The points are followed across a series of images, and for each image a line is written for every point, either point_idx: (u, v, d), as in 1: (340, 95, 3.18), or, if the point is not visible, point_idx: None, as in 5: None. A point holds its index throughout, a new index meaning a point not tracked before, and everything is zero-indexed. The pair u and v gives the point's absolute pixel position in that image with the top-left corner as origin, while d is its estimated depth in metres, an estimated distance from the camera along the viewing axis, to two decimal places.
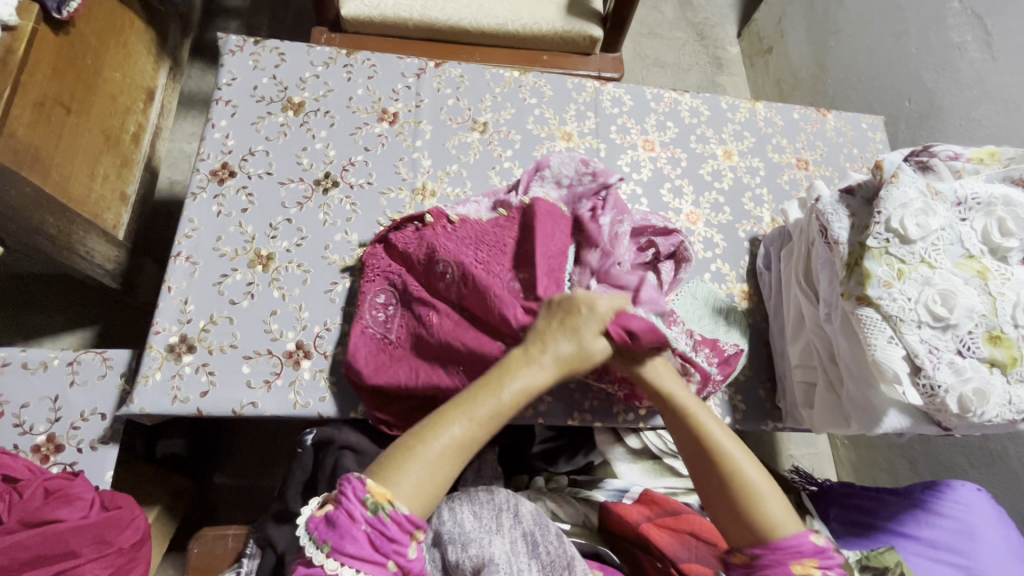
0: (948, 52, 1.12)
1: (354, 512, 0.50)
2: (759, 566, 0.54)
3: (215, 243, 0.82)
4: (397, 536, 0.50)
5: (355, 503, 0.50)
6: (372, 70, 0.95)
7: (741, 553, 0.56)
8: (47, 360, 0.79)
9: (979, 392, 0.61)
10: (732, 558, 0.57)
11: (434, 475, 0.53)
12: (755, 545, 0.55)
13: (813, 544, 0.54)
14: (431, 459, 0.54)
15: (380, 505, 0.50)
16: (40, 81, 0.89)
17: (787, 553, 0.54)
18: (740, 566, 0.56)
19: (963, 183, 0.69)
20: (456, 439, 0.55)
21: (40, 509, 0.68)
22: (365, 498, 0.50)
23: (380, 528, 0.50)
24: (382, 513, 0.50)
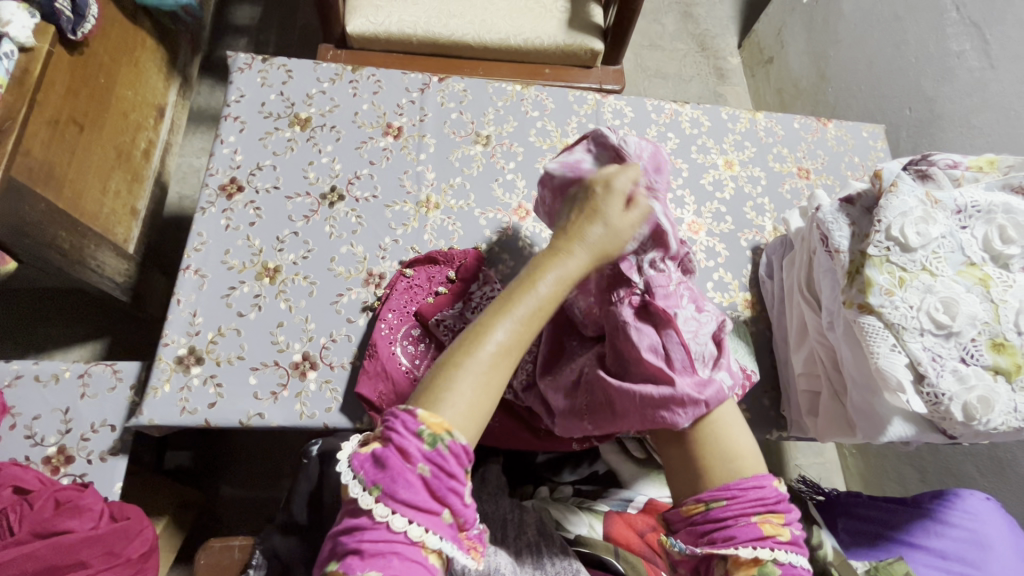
0: (948, 61, 1.12)
1: (409, 450, 0.45)
2: (721, 522, 0.55)
3: (223, 256, 0.83)
4: (456, 472, 0.46)
5: (410, 439, 0.46)
6: (377, 85, 0.97)
7: (697, 501, 0.57)
8: (58, 372, 0.81)
9: (984, 400, 0.61)
10: (686, 511, 0.58)
11: (486, 387, 0.49)
12: (716, 494, 0.57)
13: (774, 491, 0.57)
14: (481, 372, 0.49)
15: (438, 437, 0.46)
16: (55, 99, 0.91)
17: (749, 504, 0.55)
18: (699, 518, 0.57)
19: (962, 192, 0.69)
20: (503, 344, 0.50)
21: (50, 520, 0.68)
22: (419, 430, 0.46)
23: (437, 466, 0.46)
24: (441, 445, 0.46)
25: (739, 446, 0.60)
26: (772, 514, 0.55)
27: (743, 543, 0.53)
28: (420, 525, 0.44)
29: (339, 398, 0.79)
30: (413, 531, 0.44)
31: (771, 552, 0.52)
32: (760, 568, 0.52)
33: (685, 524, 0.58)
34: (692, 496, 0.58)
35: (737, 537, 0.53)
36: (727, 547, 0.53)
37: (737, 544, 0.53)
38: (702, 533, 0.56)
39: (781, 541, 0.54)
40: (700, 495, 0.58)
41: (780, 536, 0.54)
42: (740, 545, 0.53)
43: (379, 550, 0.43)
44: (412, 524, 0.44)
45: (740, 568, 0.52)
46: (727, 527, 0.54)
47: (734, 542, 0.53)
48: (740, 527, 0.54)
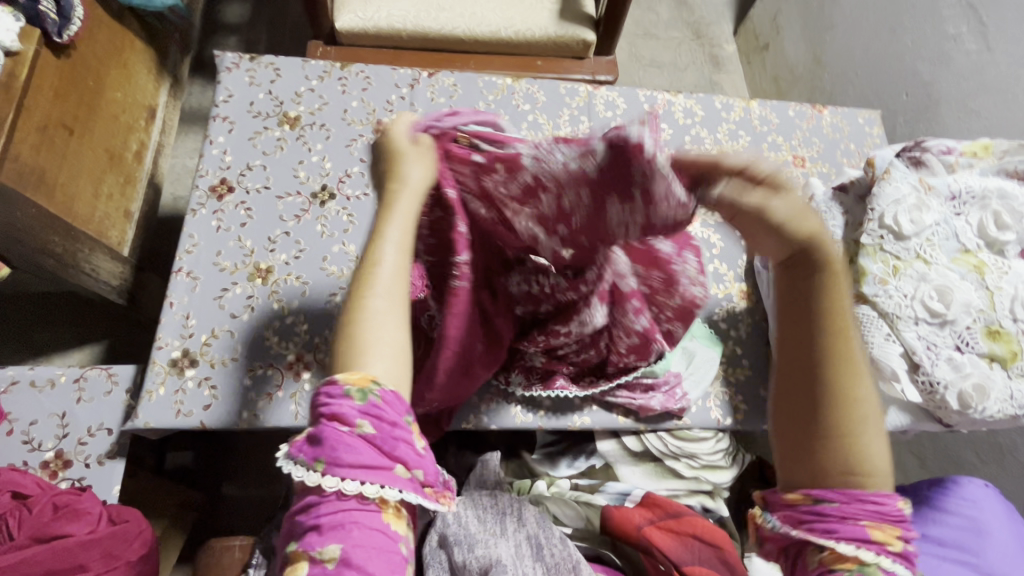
0: (944, 44, 1.11)
1: (345, 412, 0.39)
2: (822, 514, 0.43)
3: (215, 258, 0.83)
4: (397, 418, 0.40)
5: (337, 402, 0.39)
6: (366, 82, 0.96)
7: (804, 493, 0.44)
8: (54, 378, 0.81)
9: (979, 388, 0.61)
10: (786, 496, 0.45)
11: (396, 337, 0.43)
12: (827, 487, 0.43)
13: (897, 510, 0.43)
14: (380, 316, 0.43)
15: (366, 390, 0.40)
16: (44, 103, 0.91)
17: (862, 508, 0.42)
18: (795, 507, 0.45)
19: (956, 178, 0.68)
20: (393, 275, 0.44)
21: (49, 524, 0.69)
22: (345, 391, 0.40)
23: (378, 417, 0.40)
24: (372, 397, 0.40)
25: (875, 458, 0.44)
26: (888, 521, 0.43)
27: (846, 540, 0.42)
28: (374, 483, 0.39)
29: None
30: (367, 490, 0.39)
31: (875, 555, 0.41)
32: (857, 565, 0.41)
33: (782, 506, 0.46)
34: (796, 485, 0.45)
35: (838, 533, 0.42)
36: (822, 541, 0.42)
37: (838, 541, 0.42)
38: (797, 521, 0.44)
39: (892, 552, 0.42)
40: (806, 486, 0.45)
41: (892, 546, 0.42)
42: (841, 541, 0.42)
43: (338, 521, 0.38)
44: (367, 484, 0.39)
45: (835, 562, 0.42)
46: (826, 521, 0.43)
47: (835, 538, 0.42)
48: (848, 526, 0.42)
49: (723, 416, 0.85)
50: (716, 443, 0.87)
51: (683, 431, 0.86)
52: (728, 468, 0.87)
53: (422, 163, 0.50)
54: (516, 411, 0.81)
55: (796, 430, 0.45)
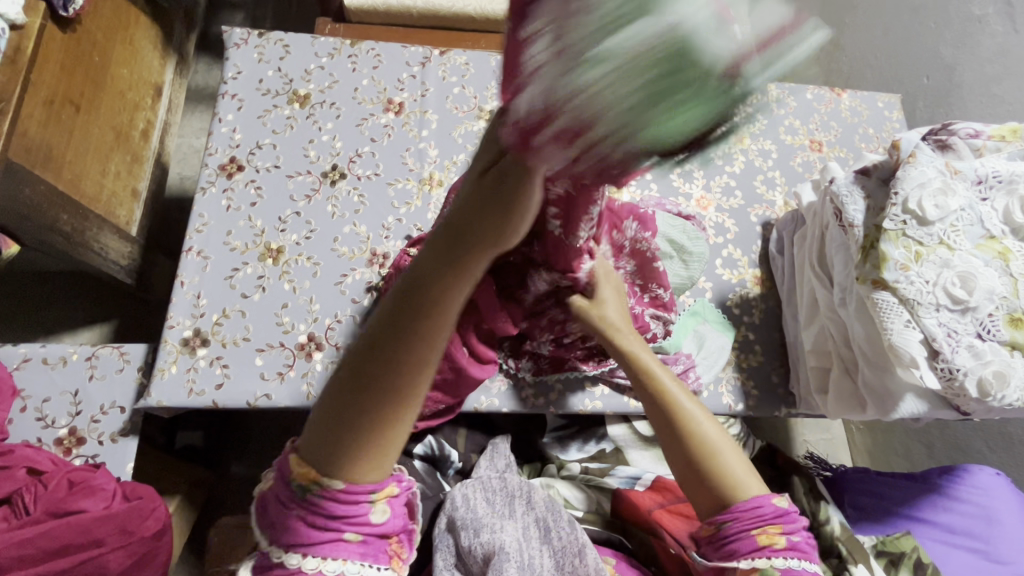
0: (968, 27, 1.06)
1: (287, 502, 0.43)
2: (726, 536, 0.52)
3: (225, 237, 0.82)
4: (337, 507, 0.42)
5: (281, 488, 0.44)
6: (377, 60, 0.95)
7: (710, 523, 0.54)
8: (66, 355, 0.81)
9: (999, 375, 0.60)
10: (702, 528, 0.55)
11: (345, 430, 0.40)
12: (727, 513, 0.53)
13: (774, 509, 0.53)
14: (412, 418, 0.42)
15: (307, 485, 0.42)
16: (50, 78, 0.89)
17: (750, 521, 0.52)
18: (710, 535, 0.54)
19: (983, 161, 0.67)
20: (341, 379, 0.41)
21: (64, 500, 0.69)
22: (289, 480, 0.43)
23: (315, 506, 0.43)
24: (313, 491, 0.42)
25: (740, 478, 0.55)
26: (769, 524, 0.52)
27: (745, 555, 0.51)
28: (316, 557, 0.43)
29: None
30: (309, 564, 0.43)
31: (767, 559, 0.50)
32: (760, 573, 0.50)
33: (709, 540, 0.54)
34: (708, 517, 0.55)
35: (739, 550, 0.51)
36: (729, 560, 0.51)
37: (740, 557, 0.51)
38: (713, 548, 0.53)
39: (778, 551, 0.51)
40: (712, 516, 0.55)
41: (777, 545, 0.51)
42: (741, 558, 0.51)
43: None
44: (309, 557, 0.43)
45: (742, 574, 0.51)
46: (731, 542, 0.52)
47: (737, 556, 0.51)
48: (742, 541, 0.51)
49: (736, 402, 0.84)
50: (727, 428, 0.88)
51: None
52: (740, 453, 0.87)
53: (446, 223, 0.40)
54: (528, 394, 0.81)
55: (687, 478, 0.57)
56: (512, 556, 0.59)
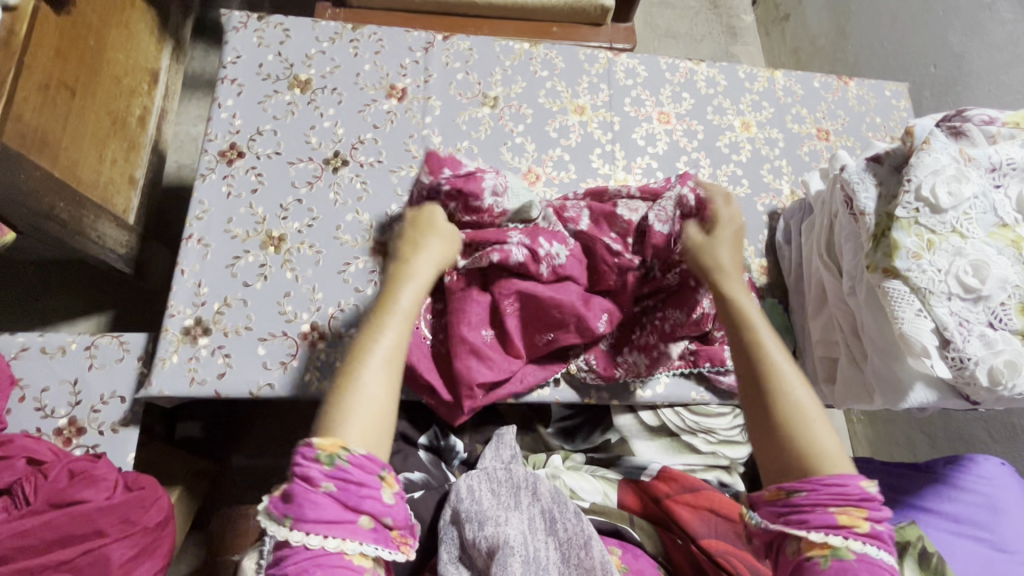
0: (977, 14, 1.06)
1: (311, 474, 0.45)
2: (798, 505, 0.49)
3: (226, 225, 0.81)
4: (361, 478, 0.46)
5: (308, 464, 0.45)
6: (379, 45, 0.93)
7: (777, 487, 0.51)
8: (64, 345, 0.80)
9: (1011, 364, 0.59)
10: (766, 492, 0.52)
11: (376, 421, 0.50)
12: (796, 482, 0.50)
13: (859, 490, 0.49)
14: (369, 387, 0.51)
15: (334, 455, 0.46)
16: (44, 62, 0.87)
17: (830, 496, 0.49)
18: (774, 502, 0.51)
19: (997, 148, 0.66)
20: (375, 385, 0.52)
21: (65, 490, 0.68)
22: (315, 455, 0.46)
23: (343, 479, 0.45)
24: (340, 462, 0.46)
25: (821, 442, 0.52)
26: (852, 505, 0.48)
27: (815, 528, 0.48)
28: (336, 536, 0.44)
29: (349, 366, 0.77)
30: (329, 543, 0.43)
31: (842, 539, 0.47)
32: (830, 551, 0.46)
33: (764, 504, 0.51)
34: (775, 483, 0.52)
35: (811, 522, 0.48)
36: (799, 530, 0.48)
37: (809, 529, 0.48)
38: (775, 514, 0.50)
39: (858, 533, 0.47)
40: (783, 482, 0.51)
41: (857, 528, 0.47)
42: (813, 530, 0.48)
43: (304, 567, 0.42)
44: (329, 537, 0.44)
45: (809, 549, 0.47)
46: (801, 512, 0.49)
47: (807, 526, 0.48)
48: (815, 513, 0.48)
49: None
50: (734, 419, 0.87)
51: (702, 406, 0.86)
52: (745, 443, 0.86)
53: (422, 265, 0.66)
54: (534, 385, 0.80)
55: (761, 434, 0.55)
56: (517, 551, 0.57)
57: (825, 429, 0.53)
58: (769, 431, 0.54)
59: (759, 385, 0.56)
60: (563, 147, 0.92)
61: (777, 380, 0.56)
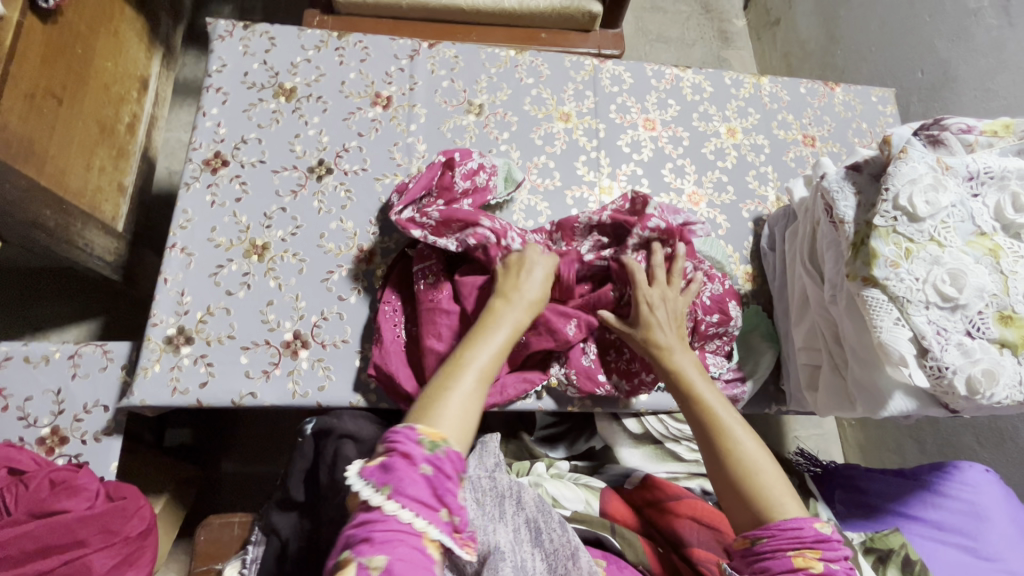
0: (964, 19, 1.06)
1: (413, 452, 0.48)
2: (760, 553, 0.52)
3: (209, 234, 0.81)
4: (452, 472, 0.49)
5: (413, 444, 0.49)
6: (365, 53, 0.93)
7: (743, 537, 0.54)
8: (48, 353, 0.80)
9: (988, 373, 0.59)
10: (735, 543, 0.54)
11: (469, 409, 0.54)
12: (757, 530, 0.53)
13: (815, 532, 0.51)
14: (465, 390, 0.55)
15: (436, 443, 0.49)
16: (30, 71, 0.88)
17: (785, 539, 0.51)
18: (742, 552, 0.53)
19: (975, 157, 0.66)
20: (480, 371, 0.57)
21: (46, 500, 0.68)
22: (419, 438, 0.49)
23: (438, 466, 0.48)
24: (439, 449, 0.49)
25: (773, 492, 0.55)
26: (807, 547, 0.51)
27: None
28: (424, 518, 0.46)
29: (332, 376, 0.78)
30: (419, 523, 0.45)
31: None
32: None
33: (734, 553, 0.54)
34: (741, 532, 0.54)
35: (772, 569, 0.50)
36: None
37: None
38: (744, 564, 0.52)
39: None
40: (746, 530, 0.54)
41: (813, 569, 0.49)
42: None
43: (388, 537, 0.44)
44: (418, 516, 0.46)
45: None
46: (763, 559, 0.51)
47: (768, 574, 0.50)
48: (774, 559, 0.50)
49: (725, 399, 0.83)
50: None
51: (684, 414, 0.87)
52: None
53: (535, 286, 0.69)
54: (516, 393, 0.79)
55: (725, 494, 0.57)
56: (508, 556, 0.57)
57: (769, 471, 0.56)
58: (724, 487, 0.57)
59: (706, 442, 0.59)
60: (548, 154, 0.92)
61: (722, 437, 0.58)
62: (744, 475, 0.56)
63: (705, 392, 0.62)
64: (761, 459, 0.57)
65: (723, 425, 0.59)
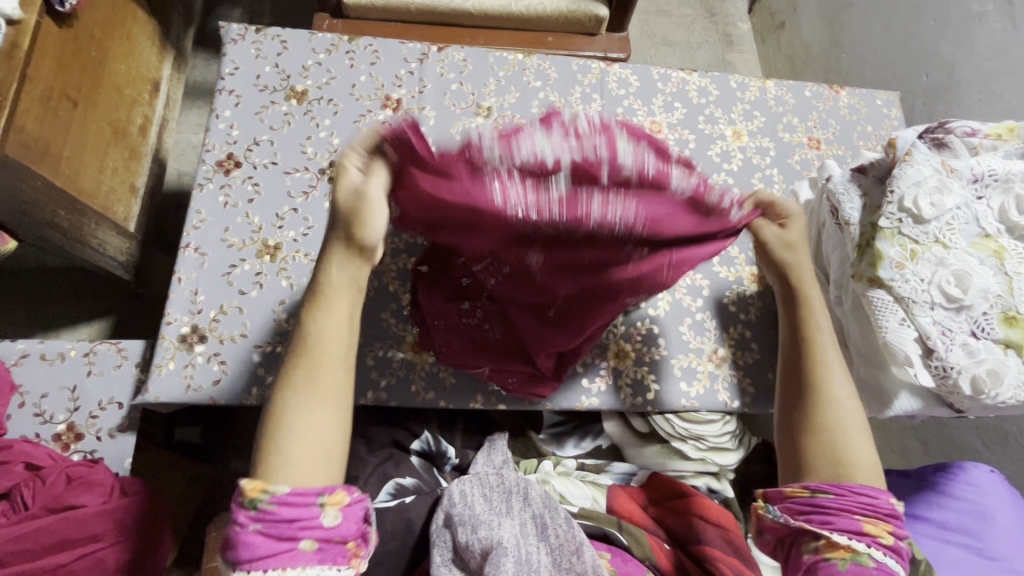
0: (967, 23, 1.07)
1: (238, 517, 0.46)
2: (824, 507, 0.54)
3: (223, 234, 0.82)
4: (292, 513, 0.46)
5: (236, 510, 0.46)
6: (375, 56, 0.94)
7: (803, 487, 0.56)
8: (64, 351, 0.81)
9: (993, 373, 0.60)
10: (788, 490, 0.57)
11: (308, 440, 0.50)
12: (824, 485, 0.55)
13: (887, 504, 0.55)
14: (289, 434, 0.49)
15: (257, 498, 0.46)
16: (47, 73, 0.89)
17: (856, 502, 0.54)
18: (798, 501, 0.56)
19: (979, 160, 0.67)
20: (298, 413, 0.50)
21: (63, 495, 0.70)
22: (241, 501, 0.46)
23: (270, 518, 0.46)
24: (264, 503, 0.46)
25: (861, 460, 0.58)
26: (877, 518, 0.54)
27: (840, 531, 0.53)
28: (275, 568, 0.45)
29: None
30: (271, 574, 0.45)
31: (865, 546, 0.52)
32: (849, 554, 0.52)
33: (784, 501, 0.57)
34: (802, 482, 0.57)
35: (834, 523, 0.53)
36: (822, 528, 0.53)
37: (833, 530, 0.53)
38: (795, 511, 0.55)
39: (881, 543, 0.53)
40: (806, 483, 0.57)
41: (881, 539, 0.53)
42: (835, 531, 0.53)
43: None
44: (270, 569, 0.45)
45: (829, 550, 0.52)
46: (827, 513, 0.54)
47: (831, 527, 0.53)
48: (840, 518, 0.53)
49: (732, 398, 0.84)
50: (724, 425, 0.88)
51: (692, 414, 0.86)
52: (735, 450, 0.88)
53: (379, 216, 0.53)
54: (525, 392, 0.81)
55: (792, 451, 0.60)
56: (510, 551, 0.58)
57: (857, 432, 0.59)
58: (807, 430, 0.60)
59: (803, 391, 0.63)
60: None
61: (822, 393, 0.62)
62: (830, 428, 0.59)
63: (825, 348, 0.64)
64: (854, 418, 0.60)
65: (822, 372, 0.63)
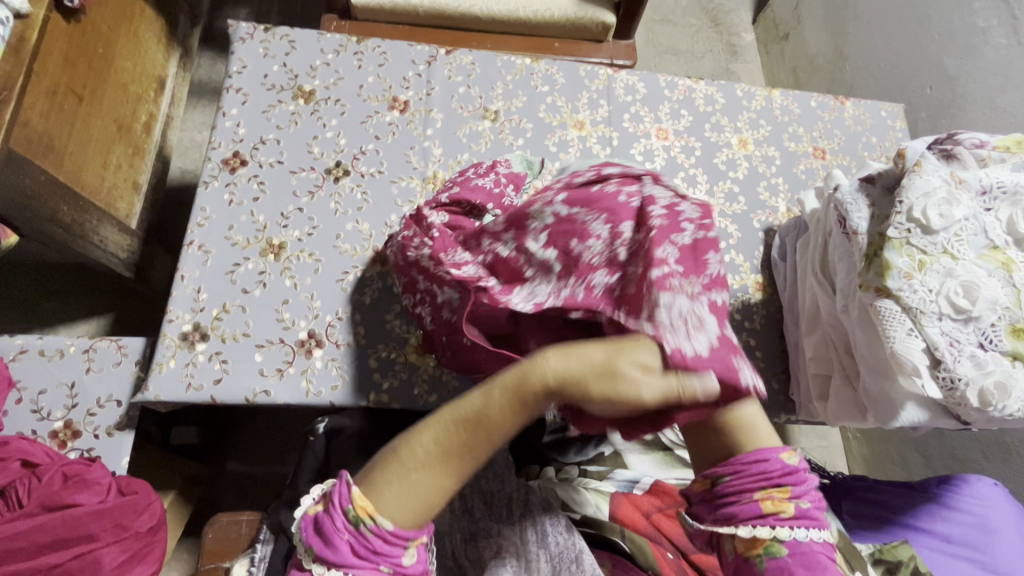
0: (972, 37, 1.08)
1: (335, 520, 0.42)
2: (721, 496, 0.49)
3: (227, 232, 0.82)
4: (384, 549, 0.41)
5: (338, 511, 0.42)
6: (383, 58, 0.94)
7: (703, 479, 0.50)
8: (63, 348, 0.80)
9: (1001, 385, 0.60)
10: (696, 486, 0.51)
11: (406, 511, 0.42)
12: (720, 468, 0.49)
13: (779, 462, 0.48)
14: (390, 501, 0.41)
15: (362, 519, 0.41)
16: (53, 68, 0.89)
17: (750, 479, 0.48)
18: (703, 495, 0.50)
19: (987, 172, 0.67)
20: (413, 484, 0.42)
21: (58, 493, 0.68)
22: (348, 508, 0.42)
23: (364, 538, 0.41)
24: (365, 527, 0.41)
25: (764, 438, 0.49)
26: (775, 488, 0.48)
27: (744, 521, 0.48)
28: None
29: (345, 375, 0.78)
30: None
31: (770, 529, 0.47)
32: (764, 550, 0.47)
33: (698, 497, 0.51)
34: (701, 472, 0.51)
35: (738, 516, 0.48)
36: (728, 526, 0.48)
37: (738, 522, 0.48)
38: (707, 510, 0.50)
39: (784, 518, 0.47)
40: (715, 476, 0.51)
41: (783, 513, 0.47)
42: (740, 524, 0.48)
43: None
44: None
45: (745, 549, 0.48)
46: (727, 504, 0.48)
47: (735, 520, 0.48)
48: (742, 505, 0.48)
49: None
50: None
51: None
52: None
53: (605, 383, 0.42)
54: None
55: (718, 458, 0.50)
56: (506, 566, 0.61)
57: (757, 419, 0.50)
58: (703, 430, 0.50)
59: None
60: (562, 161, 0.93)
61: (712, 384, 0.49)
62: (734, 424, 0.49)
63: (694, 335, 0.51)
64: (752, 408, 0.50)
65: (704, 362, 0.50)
